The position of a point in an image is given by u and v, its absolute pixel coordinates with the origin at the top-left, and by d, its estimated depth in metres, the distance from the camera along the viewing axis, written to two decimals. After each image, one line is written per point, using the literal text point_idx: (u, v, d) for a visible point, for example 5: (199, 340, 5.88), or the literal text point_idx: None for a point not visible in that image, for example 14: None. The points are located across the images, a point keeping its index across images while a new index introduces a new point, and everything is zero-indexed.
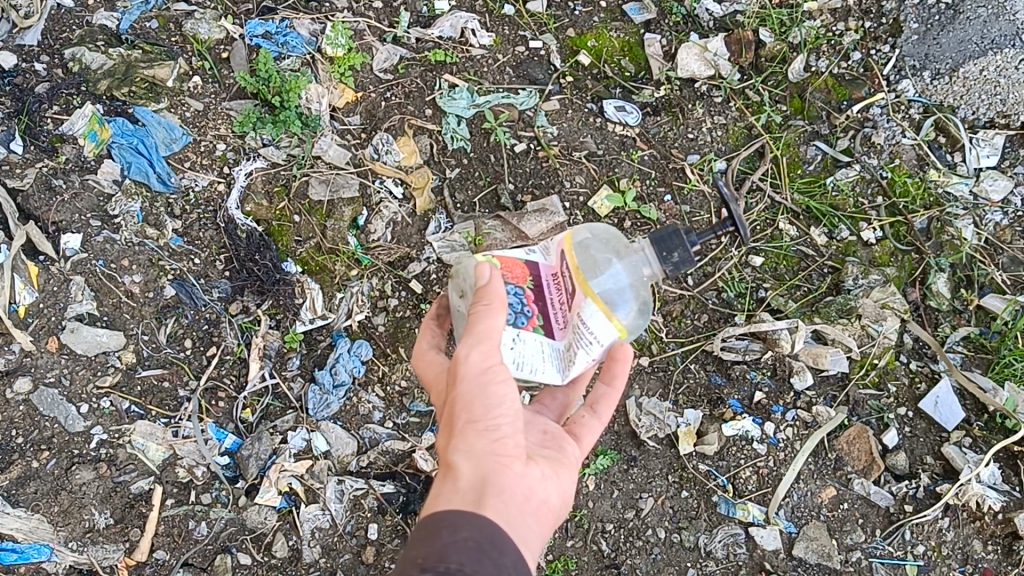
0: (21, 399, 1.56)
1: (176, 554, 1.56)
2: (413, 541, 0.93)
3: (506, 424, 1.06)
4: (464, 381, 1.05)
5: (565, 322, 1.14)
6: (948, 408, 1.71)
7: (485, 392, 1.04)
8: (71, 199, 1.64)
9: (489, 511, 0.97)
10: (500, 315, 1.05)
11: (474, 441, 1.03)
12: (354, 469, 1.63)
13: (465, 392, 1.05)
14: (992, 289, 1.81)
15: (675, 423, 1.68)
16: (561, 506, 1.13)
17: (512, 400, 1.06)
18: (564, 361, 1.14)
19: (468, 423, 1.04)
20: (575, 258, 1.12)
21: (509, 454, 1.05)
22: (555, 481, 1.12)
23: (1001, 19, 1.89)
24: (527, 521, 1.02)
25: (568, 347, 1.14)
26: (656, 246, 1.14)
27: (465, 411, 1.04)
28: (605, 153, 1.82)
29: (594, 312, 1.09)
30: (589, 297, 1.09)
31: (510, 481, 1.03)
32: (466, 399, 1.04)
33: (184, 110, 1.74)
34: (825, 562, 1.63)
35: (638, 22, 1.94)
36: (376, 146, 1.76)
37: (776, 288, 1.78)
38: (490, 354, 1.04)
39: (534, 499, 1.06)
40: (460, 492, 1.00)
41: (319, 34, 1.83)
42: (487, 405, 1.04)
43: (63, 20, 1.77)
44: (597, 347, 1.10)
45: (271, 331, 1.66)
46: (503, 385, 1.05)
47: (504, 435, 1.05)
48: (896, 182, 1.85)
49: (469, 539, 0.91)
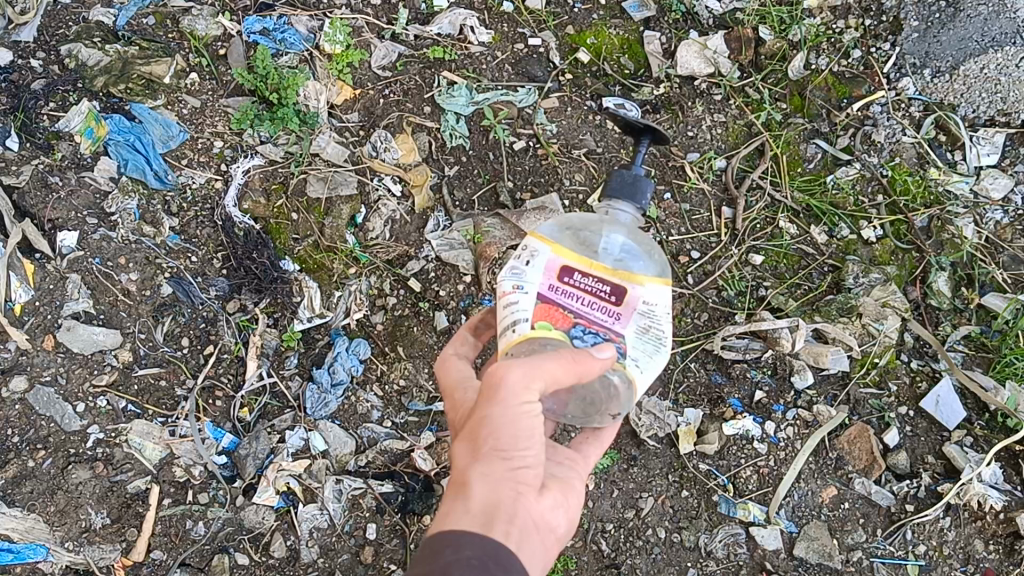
0: (17, 398, 1.55)
1: (173, 554, 1.55)
2: (417, 556, 0.95)
3: (529, 451, 1.04)
4: (498, 405, 1.01)
5: (624, 317, 1.10)
6: (949, 407, 1.70)
7: (515, 419, 1.01)
8: (67, 197, 1.63)
9: (498, 536, 0.98)
10: (558, 366, 1.02)
11: (495, 465, 1.02)
12: (352, 468, 1.61)
13: (495, 416, 1.01)
14: (993, 288, 1.80)
15: (676, 422, 1.67)
16: (568, 531, 1.14)
17: (538, 431, 1.04)
18: (660, 344, 1.12)
19: (492, 449, 1.02)
20: (580, 257, 1.11)
21: (525, 482, 1.04)
22: (566, 508, 1.13)
23: (1001, 17, 1.89)
24: (534, 547, 1.04)
25: (647, 332, 1.11)
26: (619, 196, 1.16)
27: (490, 435, 1.01)
28: (605, 150, 1.81)
29: (646, 286, 1.11)
30: (633, 278, 1.10)
31: (523, 509, 1.03)
32: (493, 424, 1.01)
33: (181, 107, 1.73)
34: (826, 562, 1.62)
35: (637, 20, 1.93)
36: (374, 143, 1.75)
37: (776, 286, 1.77)
38: (531, 383, 1.01)
39: (544, 527, 1.07)
40: (471, 513, 0.99)
41: (317, 31, 1.82)
42: (516, 433, 1.02)
43: (60, 16, 1.76)
44: (667, 314, 1.12)
45: (268, 330, 1.65)
46: (532, 415, 1.02)
47: (524, 461, 1.04)
48: (896, 180, 1.84)
49: (473, 557, 0.94)
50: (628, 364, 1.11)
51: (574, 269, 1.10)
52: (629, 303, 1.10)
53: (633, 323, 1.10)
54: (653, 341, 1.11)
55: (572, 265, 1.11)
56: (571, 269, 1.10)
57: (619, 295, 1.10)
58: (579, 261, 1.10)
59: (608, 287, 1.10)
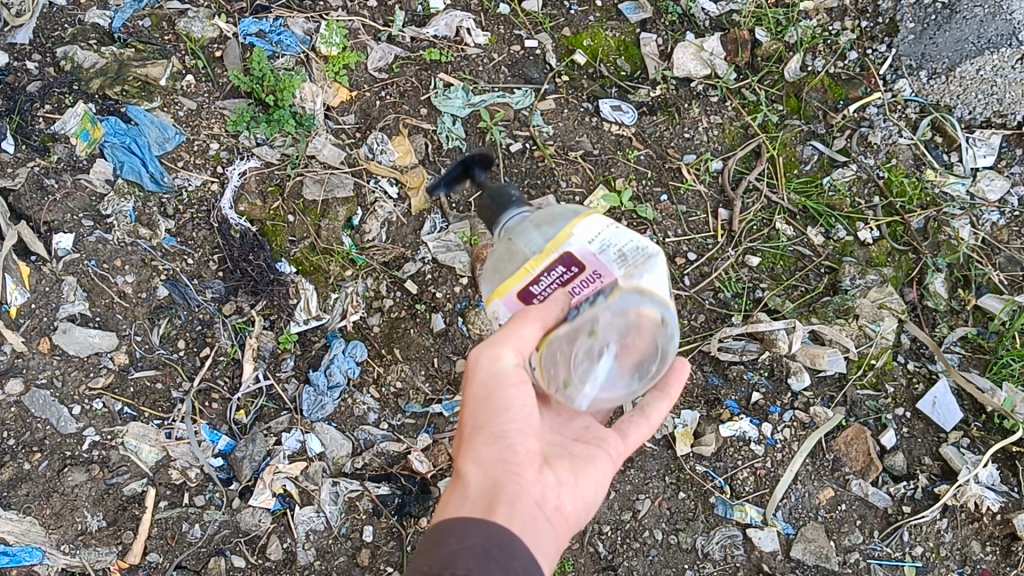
0: (12, 401, 1.54)
1: (169, 556, 1.54)
2: (422, 551, 0.94)
3: (514, 424, 1.08)
4: (473, 387, 1.09)
5: (596, 269, 1.06)
6: (945, 408, 1.71)
7: (489, 394, 1.08)
8: (63, 199, 1.63)
9: (498, 518, 0.98)
10: (526, 324, 1.04)
11: (481, 446, 1.07)
12: (349, 471, 1.61)
13: (474, 395, 1.09)
14: (990, 289, 1.81)
15: (672, 425, 1.67)
16: (580, 514, 1.12)
17: (519, 404, 1.08)
18: (634, 250, 1.06)
19: (474, 431, 1.08)
20: (518, 277, 1.08)
21: (518, 459, 1.07)
22: (574, 487, 1.12)
23: (997, 19, 1.88)
24: (538, 525, 1.03)
25: (618, 255, 1.06)
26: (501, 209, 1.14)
27: (472, 416, 1.09)
28: (601, 152, 1.82)
29: (578, 233, 1.06)
30: (563, 241, 1.06)
31: (518, 488, 1.04)
32: (472, 405, 1.09)
33: (177, 109, 1.73)
34: (823, 564, 1.62)
35: (634, 22, 1.93)
36: (370, 145, 1.75)
37: (773, 288, 1.77)
38: (497, 355, 1.06)
39: (545, 503, 1.06)
40: (468, 497, 1.02)
41: (313, 33, 1.81)
42: (492, 409, 1.08)
43: (55, 18, 1.75)
44: (613, 231, 1.08)
45: (264, 332, 1.65)
46: (509, 388, 1.08)
47: (512, 437, 1.08)
48: (892, 182, 1.85)
49: (477, 544, 0.93)
50: (632, 286, 1.06)
51: (523, 287, 1.08)
52: (581, 259, 1.06)
53: (601, 266, 1.06)
54: (631, 252, 1.06)
55: (520, 287, 1.09)
56: (523, 288, 1.08)
57: (570, 262, 1.06)
58: (518, 279, 1.08)
59: (557, 267, 1.06)
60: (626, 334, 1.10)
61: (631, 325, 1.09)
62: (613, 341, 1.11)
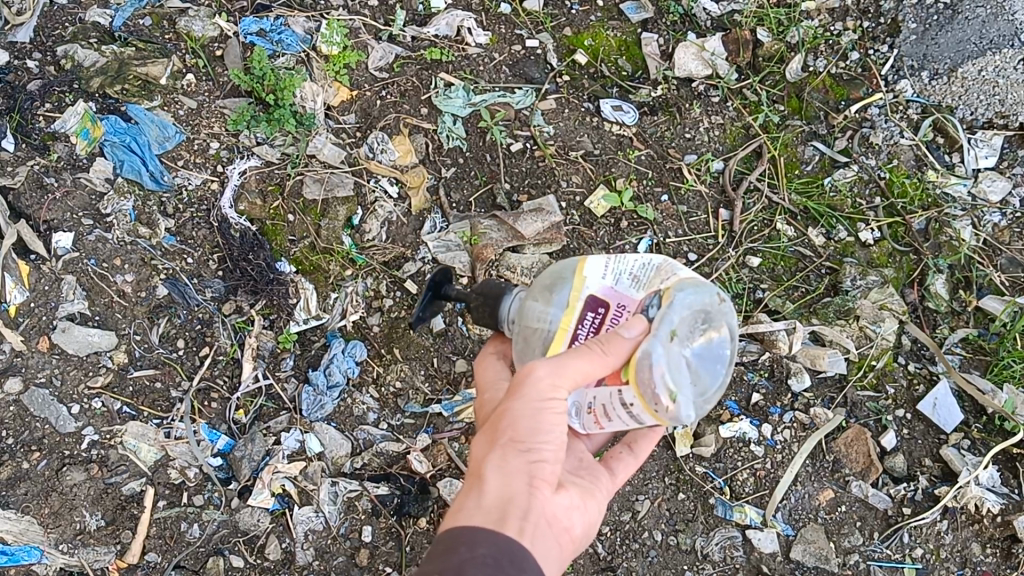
0: (12, 399, 1.54)
1: (168, 556, 1.54)
2: (430, 553, 0.95)
3: (549, 445, 1.05)
4: (518, 399, 1.03)
5: (620, 302, 1.07)
6: (946, 410, 1.71)
7: (535, 415, 1.03)
8: (63, 198, 1.62)
9: (511, 534, 0.98)
10: (592, 365, 1.01)
11: (510, 457, 1.03)
12: (348, 471, 1.61)
13: (517, 410, 1.03)
14: (992, 290, 1.80)
15: (672, 425, 1.66)
16: (582, 537, 1.13)
17: (559, 428, 1.05)
18: (641, 265, 1.09)
19: (510, 441, 1.04)
20: (558, 342, 1.10)
21: (542, 478, 1.04)
22: (581, 511, 1.12)
23: (998, 19, 1.89)
24: (547, 545, 1.03)
25: (632, 279, 1.07)
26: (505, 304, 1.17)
27: (510, 427, 1.04)
28: (602, 152, 1.81)
29: (588, 275, 1.08)
30: (578, 288, 1.08)
31: (536, 506, 1.03)
32: (514, 418, 1.04)
33: (177, 108, 1.72)
34: (823, 565, 1.61)
35: (635, 22, 1.93)
36: (371, 144, 1.74)
37: (774, 288, 1.76)
38: (556, 382, 1.02)
39: (556, 525, 1.06)
40: (483, 507, 1.00)
41: (314, 32, 1.81)
42: (533, 427, 1.04)
43: (56, 17, 1.75)
44: (614, 259, 1.09)
45: (264, 332, 1.64)
46: (556, 412, 1.04)
47: (544, 456, 1.05)
48: (894, 183, 1.85)
49: (487, 558, 0.93)
50: (668, 288, 1.06)
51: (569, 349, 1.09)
52: (604, 297, 1.07)
53: (625, 295, 1.07)
54: (641, 270, 1.08)
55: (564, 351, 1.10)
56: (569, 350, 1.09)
57: (597, 305, 1.07)
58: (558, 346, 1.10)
59: (588, 315, 1.08)
60: (692, 329, 1.08)
61: (694, 319, 1.08)
62: (687, 342, 1.07)
